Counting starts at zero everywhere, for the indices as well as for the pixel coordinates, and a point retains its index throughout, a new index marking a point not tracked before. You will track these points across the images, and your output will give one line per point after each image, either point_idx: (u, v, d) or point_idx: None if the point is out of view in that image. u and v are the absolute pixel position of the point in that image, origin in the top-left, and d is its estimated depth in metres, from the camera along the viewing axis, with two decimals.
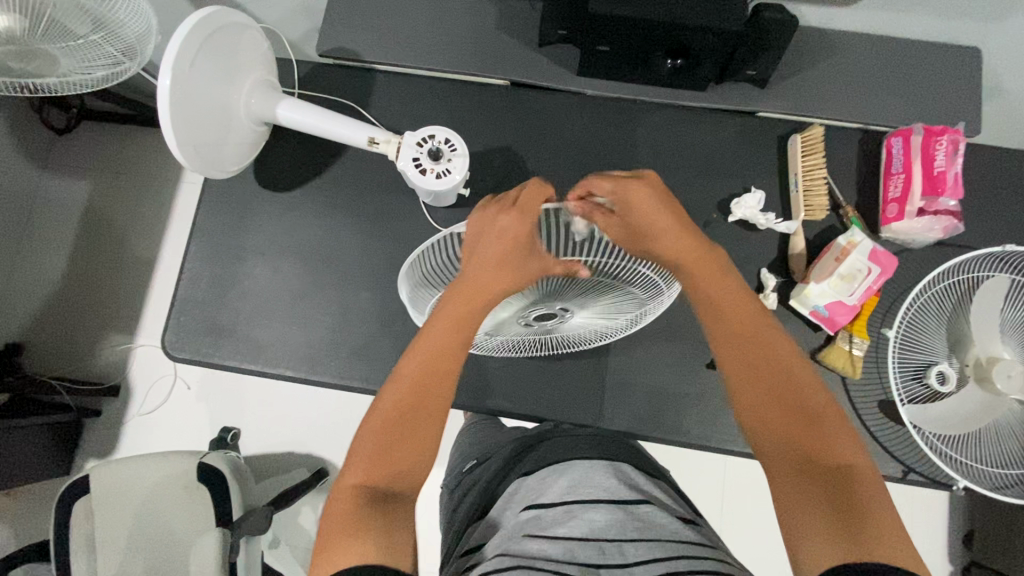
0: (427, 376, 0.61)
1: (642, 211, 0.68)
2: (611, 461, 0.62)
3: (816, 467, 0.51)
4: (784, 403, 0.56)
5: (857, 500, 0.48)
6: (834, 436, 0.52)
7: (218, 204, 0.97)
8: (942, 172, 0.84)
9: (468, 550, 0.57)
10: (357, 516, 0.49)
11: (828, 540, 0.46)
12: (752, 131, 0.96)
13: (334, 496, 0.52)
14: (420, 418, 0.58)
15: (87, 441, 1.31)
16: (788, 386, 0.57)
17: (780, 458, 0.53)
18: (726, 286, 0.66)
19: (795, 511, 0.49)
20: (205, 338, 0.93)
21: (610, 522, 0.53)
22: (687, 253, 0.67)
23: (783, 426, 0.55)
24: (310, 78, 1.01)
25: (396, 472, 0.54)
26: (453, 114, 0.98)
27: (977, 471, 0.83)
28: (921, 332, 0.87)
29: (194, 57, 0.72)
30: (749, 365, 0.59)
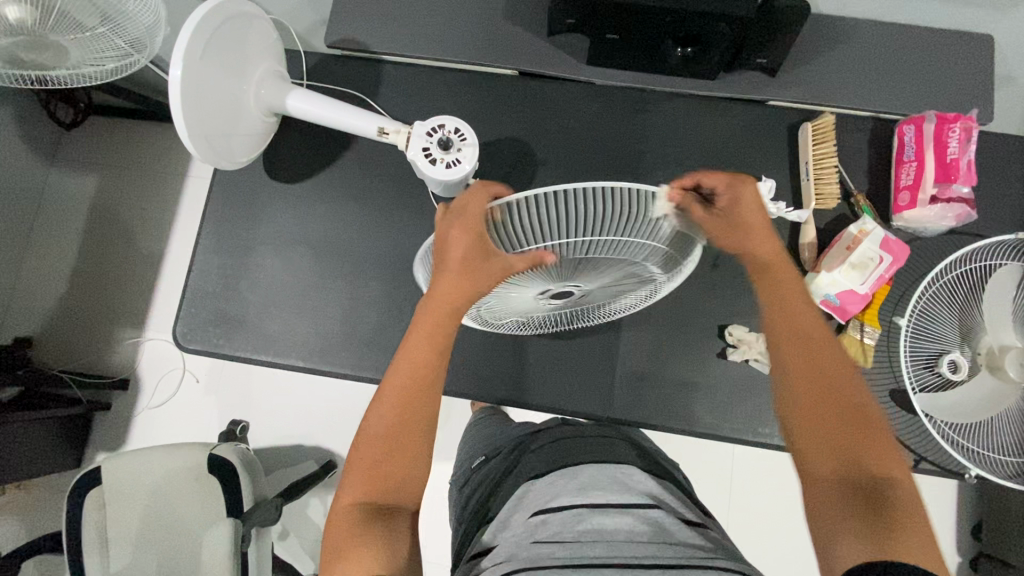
0: (411, 387, 0.58)
1: (746, 209, 0.62)
2: (619, 465, 0.62)
3: (858, 473, 0.51)
4: (837, 408, 0.54)
5: (893, 505, 0.48)
6: (875, 440, 0.52)
7: (227, 196, 0.97)
8: (955, 160, 0.84)
9: (477, 551, 0.57)
10: (355, 536, 0.51)
11: (865, 543, 0.46)
12: (762, 121, 0.95)
13: (333, 515, 0.54)
14: (408, 433, 0.57)
15: (97, 434, 1.32)
16: (840, 385, 0.55)
17: (821, 457, 0.53)
18: (795, 286, 0.62)
19: (832, 510, 0.50)
20: (216, 329, 0.93)
21: (620, 525, 0.52)
22: (768, 253, 0.63)
23: (828, 426, 0.54)
24: (318, 69, 1.01)
25: (392, 487, 0.55)
26: (460, 104, 0.98)
27: (989, 460, 0.83)
28: (933, 321, 0.87)
29: (204, 49, 0.73)
30: (809, 365, 0.56)
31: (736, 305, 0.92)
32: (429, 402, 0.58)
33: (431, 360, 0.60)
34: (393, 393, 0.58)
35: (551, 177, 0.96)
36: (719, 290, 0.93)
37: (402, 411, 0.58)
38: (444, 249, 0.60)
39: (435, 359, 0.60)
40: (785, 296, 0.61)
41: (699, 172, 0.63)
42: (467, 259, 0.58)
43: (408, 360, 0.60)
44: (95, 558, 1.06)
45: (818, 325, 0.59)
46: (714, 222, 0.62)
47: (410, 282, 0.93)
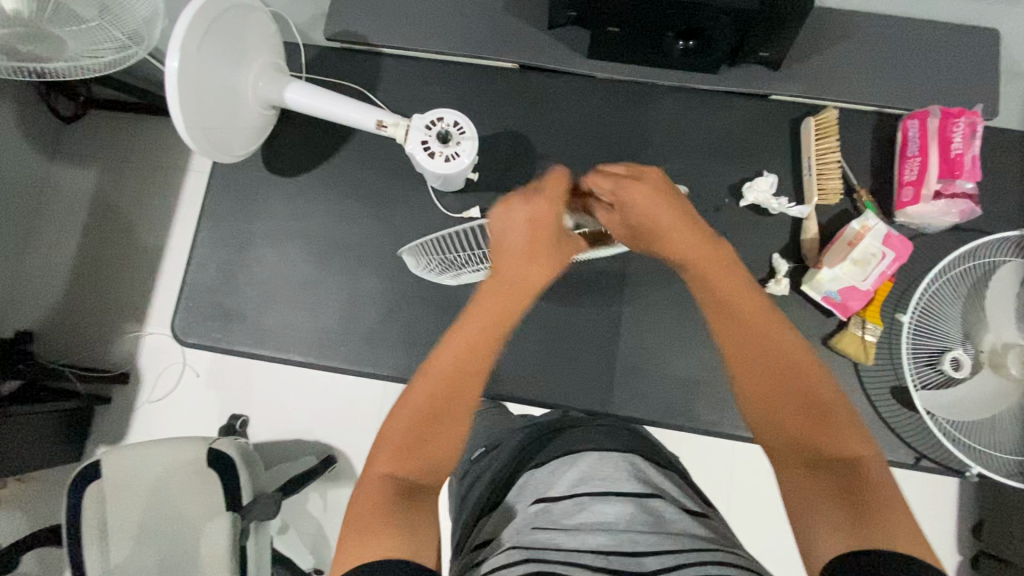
0: (466, 369, 0.60)
1: (640, 208, 0.69)
2: (620, 453, 0.61)
3: (826, 463, 0.51)
4: (795, 399, 0.55)
5: (869, 492, 0.48)
6: (839, 425, 0.53)
7: (225, 189, 0.96)
8: (959, 156, 0.82)
9: (480, 541, 0.57)
10: (386, 510, 0.49)
11: (841, 533, 0.46)
12: (764, 115, 0.95)
13: (361, 486, 0.52)
14: (454, 410, 0.57)
15: (98, 428, 1.32)
16: (799, 371, 0.57)
17: (790, 452, 0.54)
18: (744, 282, 0.65)
19: (808, 498, 0.50)
20: (214, 323, 0.93)
21: (621, 516, 0.52)
22: (692, 246, 0.68)
23: (793, 415, 0.55)
24: (317, 62, 1.00)
25: (430, 461, 0.55)
26: (461, 98, 0.98)
27: (990, 457, 0.83)
28: (936, 317, 0.85)
29: (201, 40, 0.72)
30: (763, 361, 0.58)
31: None
32: (476, 382, 0.59)
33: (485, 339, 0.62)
34: (443, 367, 0.60)
35: (551, 172, 0.95)
36: None
37: (453, 392, 0.58)
38: (505, 232, 0.70)
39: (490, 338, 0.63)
40: (733, 294, 0.63)
41: (594, 175, 0.71)
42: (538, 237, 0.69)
43: (456, 346, 0.61)
44: (95, 551, 1.06)
45: (766, 318, 0.61)
46: (619, 222, 0.74)
47: (409, 276, 0.93)
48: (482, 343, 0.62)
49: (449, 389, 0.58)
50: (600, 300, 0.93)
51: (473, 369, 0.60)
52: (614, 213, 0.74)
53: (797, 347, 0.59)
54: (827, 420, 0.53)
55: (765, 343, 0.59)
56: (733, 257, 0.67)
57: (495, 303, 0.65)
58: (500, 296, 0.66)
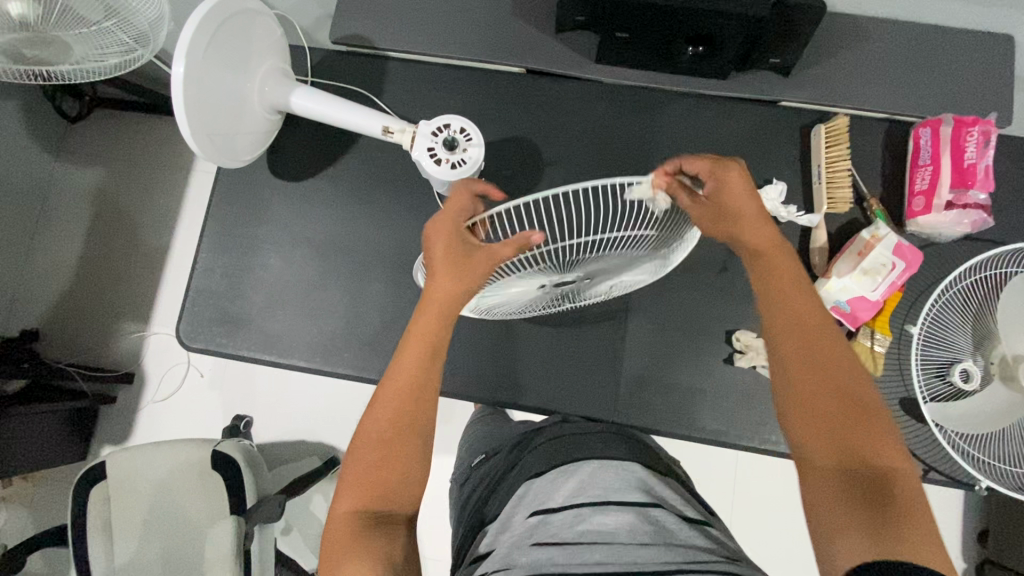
0: (405, 393, 0.58)
1: (732, 194, 0.60)
2: (620, 462, 0.61)
3: (861, 467, 0.49)
4: (838, 399, 0.52)
5: (898, 504, 0.47)
6: (876, 433, 0.51)
7: (230, 193, 0.96)
8: (972, 166, 0.82)
9: (478, 554, 0.56)
10: (354, 546, 0.49)
11: (871, 543, 0.44)
12: (774, 121, 0.93)
13: (332, 523, 0.52)
14: (401, 439, 0.56)
15: (103, 427, 1.32)
16: (845, 377, 0.53)
17: (822, 451, 0.51)
18: (794, 272, 0.60)
19: (834, 504, 0.48)
20: (220, 328, 0.93)
21: (619, 526, 0.51)
22: (762, 240, 0.61)
23: (833, 419, 0.52)
24: (322, 65, 0.99)
25: (389, 491, 0.54)
26: (467, 103, 0.97)
27: (999, 470, 0.82)
28: (946, 328, 0.85)
29: (208, 46, 0.71)
30: (807, 351, 0.55)
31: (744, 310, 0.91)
32: (420, 407, 0.58)
33: (425, 360, 0.60)
34: (388, 395, 0.58)
35: (557, 178, 0.94)
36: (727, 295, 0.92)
37: (397, 415, 0.57)
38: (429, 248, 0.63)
39: (429, 357, 0.60)
40: (784, 283, 0.59)
41: (683, 157, 0.63)
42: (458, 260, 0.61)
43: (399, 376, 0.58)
44: (100, 551, 1.07)
45: (816, 309, 0.57)
46: (701, 211, 0.62)
47: (414, 282, 0.93)
48: (417, 365, 0.59)
49: (396, 413, 0.57)
50: (606, 306, 0.92)
51: (415, 393, 0.58)
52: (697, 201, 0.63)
53: (847, 351, 0.55)
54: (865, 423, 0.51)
55: (812, 333, 0.56)
56: (790, 249, 0.61)
57: (425, 322, 0.61)
58: (432, 315, 0.61)
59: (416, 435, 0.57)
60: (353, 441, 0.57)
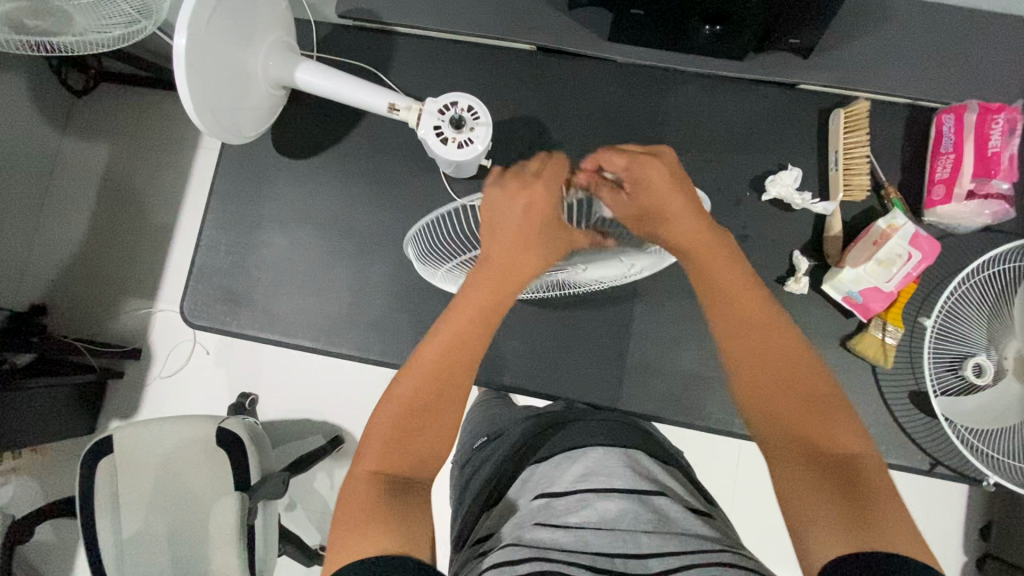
0: (448, 361, 0.59)
1: (653, 188, 0.66)
2: (625, 450, 0.60)
3: (822, 456, 0.48)
4: (784, 390, 0.53)
5: (870, 493, 0.45)
6: (833, 418, 0.50)
7: (235, 170, 0.95)
8: (996, 153, 0.79)
9: (481, 536, 0.56)
10: (379, 505, 0.47)
11: (835, 529, 0.43)
12: (791, 104, 0.90)
13: (347, 488, 0.50)
14: (438, 404, 0.57)
15: (110, 402, 1.34)
16: (788, 367, 0.54)
17: (783, 447, 0.50)
18: (734, 271, 0.62)
19: (805, 496, 0.46)
20: (223, 306, 0.92)
21: (623, 512, 0.50)
22: (695, 238, 0.65)
23: (783, 410, 0.52)
24: (328, 40, 0.97)
25: (416, 457, 0.53)
26: (475, 80, 0.95)
27: (1009, 466, 0.80)
28: (961, 322, 0.83)
29: (210, 17, 0.70)
30: (757, 354, 0.56)
31: None
32: (461, 378, 0.59)
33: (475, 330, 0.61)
34: (426, 360, 0.59)
35: (566, 159, 0.92)
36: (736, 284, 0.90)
37: (437, 378, 0.58)
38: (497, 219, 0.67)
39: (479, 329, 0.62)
40: (719, 277, 0.62)
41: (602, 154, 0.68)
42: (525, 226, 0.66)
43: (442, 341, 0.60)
44: (107, 524, 1.08)
45: (756, 301, 0.59)
46: (627, 203, 0.68)
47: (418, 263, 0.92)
48: (466, 330, 0.61)
49: (432, 381, 0.57)
50: (612, 293, 0.91)
51: (462, 358, 0.59)
52: (621, 194, 0.68)
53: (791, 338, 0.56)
54: (817, 410, 0.51)
55: (753, 328, 0.57)
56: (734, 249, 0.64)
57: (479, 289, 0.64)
58: (486, 284, 0.64)
59: (455, 402, 0.58)
60: (381, 403, 0.57)
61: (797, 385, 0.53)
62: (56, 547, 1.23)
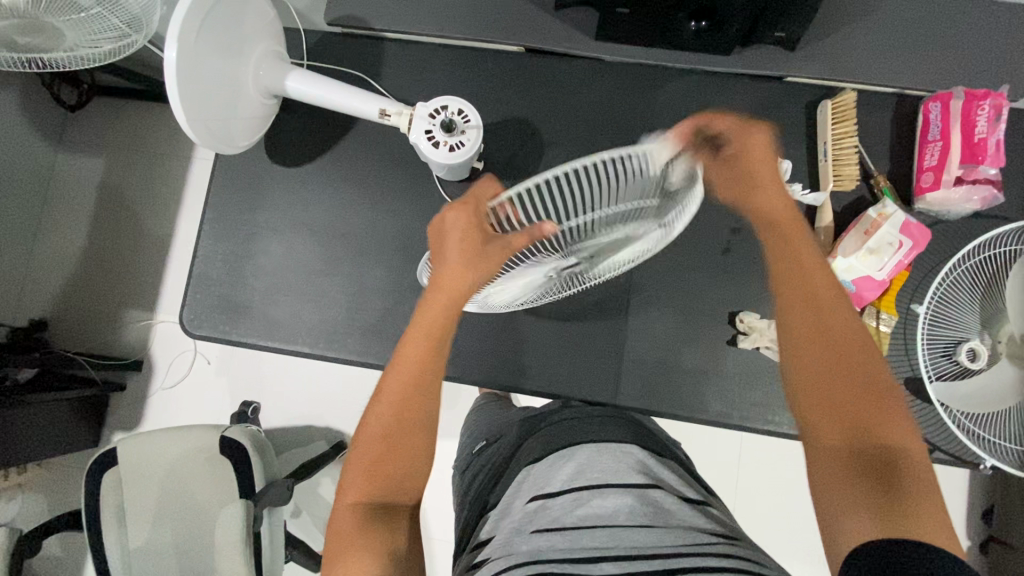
0: (417, 371, 0.58)
1: (752, 156, 0.60)
2: (620, 445, 0.61)
3: (865, 448, 0.47)
4: (858, 376, 0.50)
5: (908, 480, 0.45)
6: (886, 405, 0.49)
7: (230, 181, 0.96)
8: (983, 139, 0.79)
9: (479, 541, 0.56)
10: (362, 538, 0.50)
11: (865, 517, 0.44)
12: (780, 97, 0.91)
13: (335, 518, 0.53)
14: (409, 422, 0.56)
15: (114, 414, 1.35)
16: (858, 356, 0.51)
17: (830, 428, 0.49)
18: (802, 248, 0.58)
19: (841, 480, 0.47)
20: (222, 316, 0.93)
21: (619, 507, 0.51)
22: (778, 209, 0.60)
23: (839, 393, 0.50)
24: (318, 48, 0.98)
25: (393, 481, 0.55)
26: (465, 84, 0.95)
27: (1005, 450, 0.81)
28: (953, 307, 0.84)
29: (199, 29, 0.70)
30: (818, 328, 0.53)
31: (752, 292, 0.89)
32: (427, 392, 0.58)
33: (433, 352, 0.59)
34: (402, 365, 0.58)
35: (558, 159, 0.93)
36: (731, 279, 0.90)
37: (402, 404, 0.57)
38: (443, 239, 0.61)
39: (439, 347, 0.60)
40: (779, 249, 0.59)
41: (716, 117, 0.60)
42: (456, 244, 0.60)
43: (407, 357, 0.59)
44: (113, 535, 1.09)
45: (830, 293, 0.55)
46: (719, 172, 0.62)
47: (414, 267, 0.92)
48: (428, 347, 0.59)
49: (403, 396, 0.57)
50: (608, 290, 0.92)
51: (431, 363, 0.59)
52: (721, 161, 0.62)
53: (853, 321, 0.53)
54: (881, 404, 0.49)
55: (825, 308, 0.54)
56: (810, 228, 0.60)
57: (433, 307, 0.60)
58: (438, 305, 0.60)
59: (426, 414, 0.57)
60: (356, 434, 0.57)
61: (860, 372, 0.50)
62: (63, 559, 1.24)
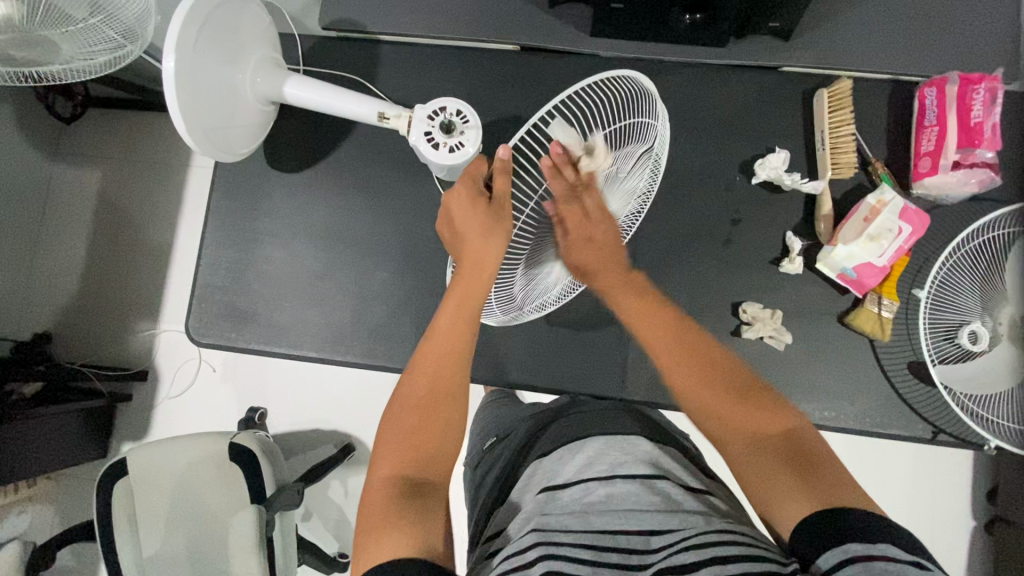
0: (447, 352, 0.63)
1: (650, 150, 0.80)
2: (628, 437, 0.61)
3: (765, 444, 0.52)
4: (733, 383, 0.57)
5: (810, 455, 0.50)
6: (761, 395, 0.56)
7: (230, 189, 0.96)
8: (979, 124, 0.80)
9: (492, 534, 0.57)
10: (389, 514, 0.50)
11: (800, 500, 0.47)
12: (775, 87, 0.91)
13: (367, 494, 0.53)
14: (442, 402, 0.60)
15: (123, 424, 1.35)
16: (719, 363, 0.58)
17: (733, 437, 0.54)
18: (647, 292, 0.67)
19: (767, 479, 0.50)
20: (227, 323, 0.93)
21: (626, 496, 0.52)
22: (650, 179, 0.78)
23: (721, 404, 0.56)
24: (313, 53, 0.98)
25: (428, 458, 0.56)
26: (462, 84, 0.96)
27: (1006, 429, 0.82)
28: (954, 289, 0.85)
29: (196, 37, 0.70)
30: (686, 356, 0.59)
31: (756, 282, 0.89)
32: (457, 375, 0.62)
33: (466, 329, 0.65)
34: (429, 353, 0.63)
35: None
36: (733, 268, 0.90)
37: (437, 378, 0.61)
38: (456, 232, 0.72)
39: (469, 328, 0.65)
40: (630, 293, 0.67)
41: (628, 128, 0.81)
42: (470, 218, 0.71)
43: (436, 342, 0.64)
44: (127, 545, 1.09)
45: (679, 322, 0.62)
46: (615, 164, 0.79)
47: (418, 268, 0.93)
48: (454, 326, 0.65)
49: (438, 377, 0.61)
50: None
51: (456, 347, 0.64)
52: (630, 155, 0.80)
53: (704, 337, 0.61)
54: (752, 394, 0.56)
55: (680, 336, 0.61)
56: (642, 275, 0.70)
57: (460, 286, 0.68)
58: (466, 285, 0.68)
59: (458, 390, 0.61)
60: (387, 413, 0.60)
61: (728, 375, 0.58)
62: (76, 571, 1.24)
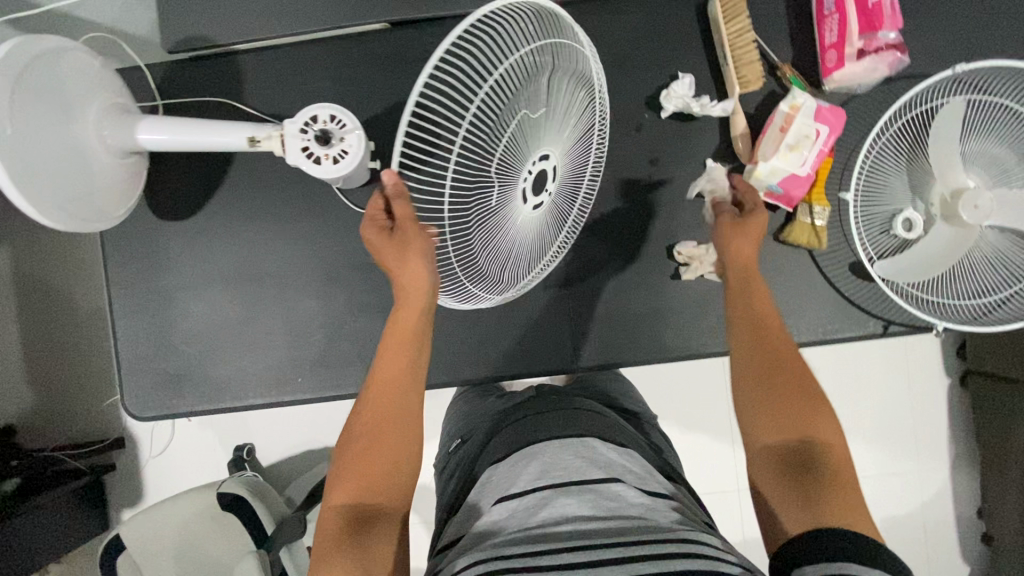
0: (392, 379, 0.67)
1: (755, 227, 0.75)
2: (584, 440, 0.61)
3: (800, 450, 0.62)
4: (794, 396, 0.65)
5: (827, 473, 0.59)
6: (818, 414, 0.64)
7: (125, 251, 0.89)
8: (876, 5, 0.76)
9: (445, 544, 0.58)
10: (340, 544, 0.57)
11: (802, 510, 0.57)
12: (666, 7, 0.85)
13: (322, 519, 0.60)
14: (386, 430, 0.64)
15: (114, 495, 1.34)
16: (793, 377, 0.66)
17: (771, 432, 0.64)
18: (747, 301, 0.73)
19: (778, 480, 0.61)
20: (166, 390, 0.89)
21: (581, 506, 0.52)
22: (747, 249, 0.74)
23: (782, 404, 0.65)
24: (169, 81, 0.89)
25: (376, 488, 0.62)
26: (336, 79, 0.88)
27: (951, 309, 0.82)
28: (883, 178, 0.83)
29: (11, 106, 0.62)
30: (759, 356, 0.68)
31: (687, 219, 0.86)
32: (401, 411, 0.66)
33: (409, 357, 0.68)
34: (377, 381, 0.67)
35: None
36: (661, 210, 0.86)
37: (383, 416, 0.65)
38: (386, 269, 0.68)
39: (412, 355, 0.68)
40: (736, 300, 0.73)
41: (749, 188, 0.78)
42: (383, 251, 0.66)
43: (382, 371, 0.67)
44: None
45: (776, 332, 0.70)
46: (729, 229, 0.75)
47: (343, 287, 0.88)
48: (398, 352, 0.67)
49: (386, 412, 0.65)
50: None
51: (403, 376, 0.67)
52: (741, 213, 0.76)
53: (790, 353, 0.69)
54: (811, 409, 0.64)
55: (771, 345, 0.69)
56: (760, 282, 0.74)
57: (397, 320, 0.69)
58: (403, 320, 0.68)
59: (405, 424, 0.65)
60: (341, 438, 0.66)
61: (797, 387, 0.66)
62: None
